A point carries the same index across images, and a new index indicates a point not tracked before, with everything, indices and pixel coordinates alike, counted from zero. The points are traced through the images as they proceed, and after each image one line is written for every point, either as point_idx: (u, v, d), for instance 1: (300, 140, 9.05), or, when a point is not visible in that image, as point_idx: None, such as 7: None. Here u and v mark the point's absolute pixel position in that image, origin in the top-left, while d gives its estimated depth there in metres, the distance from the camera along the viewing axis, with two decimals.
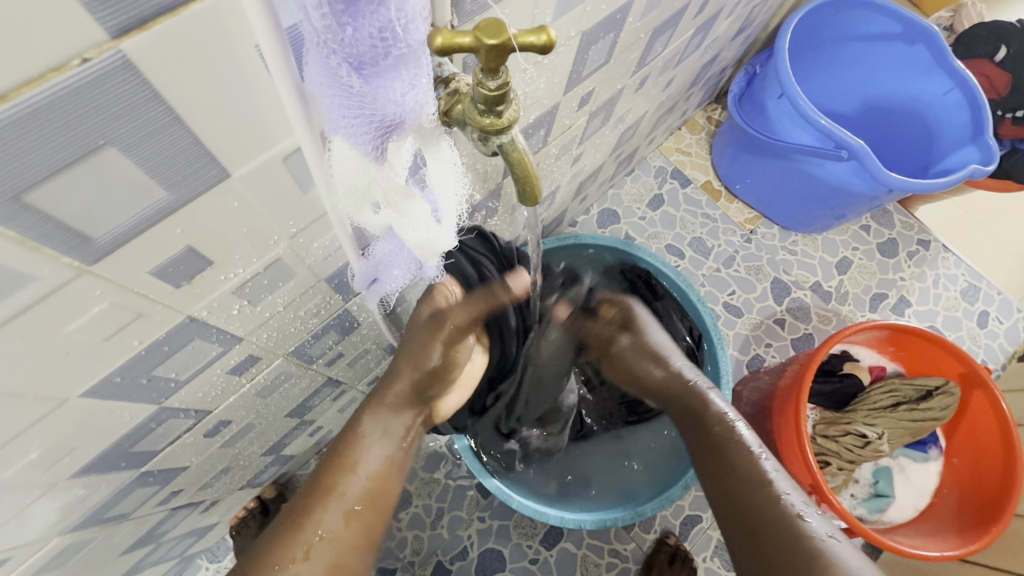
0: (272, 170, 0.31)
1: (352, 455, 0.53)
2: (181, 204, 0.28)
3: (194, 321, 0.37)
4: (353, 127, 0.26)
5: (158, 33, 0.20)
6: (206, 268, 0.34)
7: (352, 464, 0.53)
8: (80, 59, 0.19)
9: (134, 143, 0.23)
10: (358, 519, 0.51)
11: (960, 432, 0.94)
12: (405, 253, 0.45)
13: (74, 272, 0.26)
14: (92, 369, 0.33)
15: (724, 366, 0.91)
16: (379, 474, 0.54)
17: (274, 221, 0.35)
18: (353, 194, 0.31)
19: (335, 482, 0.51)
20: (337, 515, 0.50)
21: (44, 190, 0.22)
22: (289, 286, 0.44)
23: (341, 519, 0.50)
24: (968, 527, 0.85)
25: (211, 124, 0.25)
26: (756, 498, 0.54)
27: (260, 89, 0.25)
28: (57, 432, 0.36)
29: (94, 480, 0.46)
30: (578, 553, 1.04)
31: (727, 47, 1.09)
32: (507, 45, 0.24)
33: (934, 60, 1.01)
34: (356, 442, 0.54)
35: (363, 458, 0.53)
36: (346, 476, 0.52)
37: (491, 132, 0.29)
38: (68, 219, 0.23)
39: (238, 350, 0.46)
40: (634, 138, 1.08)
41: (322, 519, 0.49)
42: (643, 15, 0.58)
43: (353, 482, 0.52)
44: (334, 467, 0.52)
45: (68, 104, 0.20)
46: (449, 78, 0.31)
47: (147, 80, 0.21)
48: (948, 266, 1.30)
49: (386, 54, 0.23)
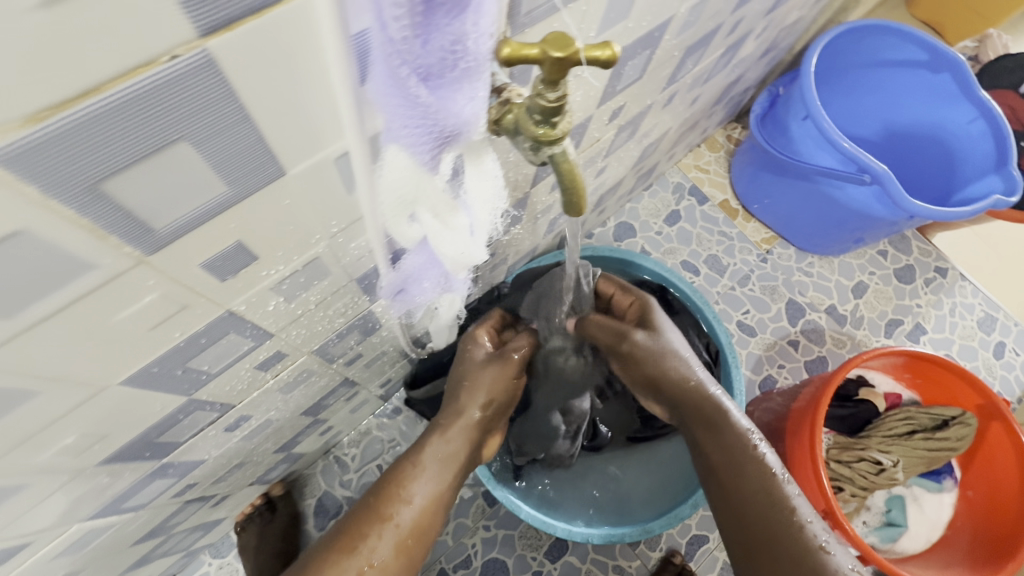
0: (323, 170, 0.31)
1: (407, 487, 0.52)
2: (238, 199, 0.28)
3: (233, 315, 0.38)
4: (413, 136, 0.26)
5: (240, 33, 0.20)
6: (251, 263, 0.34)
7: (406, 495, 0.51)
8: (169, 56, 0.19)
9: (204, 139, 0.24)
10: (407, 551, 0.49)
11: (975, 465, 0.93)
12: (434, 267, 0.44)
13: (133, 262, 0.26)
14: (133, 360, 0.33)
15: (738, 387, 0.91)
16: (429, 507, 0.52)
17: (317, 220, 0.35)
18: (398, 203, 0.32)
19: (391, 511, 0.50)
20: (386, 541, 0.48)
21: (117, 180, 0.22)
22: (322, 285, 0.44)
23: (392, 548, 0.48)
24: (982, 562, 0.84)
25: (274, 123, 0.25)
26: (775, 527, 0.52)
27: (322, 91, 0.25)
28: (91, 420, 0.36)
29: (119, 469, 0.46)
30: (582, 567, 1.03)
31: (752, 68, 1.09)
32: (572, 58, 0.24)
33: (959, 89, 1.01)
34: (407, 475, 0.52)
35: (416, 488, 0.52)
36: (400, 505, 0.50)
37: (544, 142, 0.29)
38: (133, 210, 0.24)
39: (268, 345, 0.47)
40: (656, 153, 1.08)
41: (375, 543, 0.48)
42: (679, 34, 0.58)
43: (407, 511, 0.50)
44: (385, 493, 0.51)
45: (149, 101, 0.20)
46: (502, 87, 0.31)
47: (223, 78, 0.21)
48: (964, 295, 1.29)
49: (453, 66, 0.24)
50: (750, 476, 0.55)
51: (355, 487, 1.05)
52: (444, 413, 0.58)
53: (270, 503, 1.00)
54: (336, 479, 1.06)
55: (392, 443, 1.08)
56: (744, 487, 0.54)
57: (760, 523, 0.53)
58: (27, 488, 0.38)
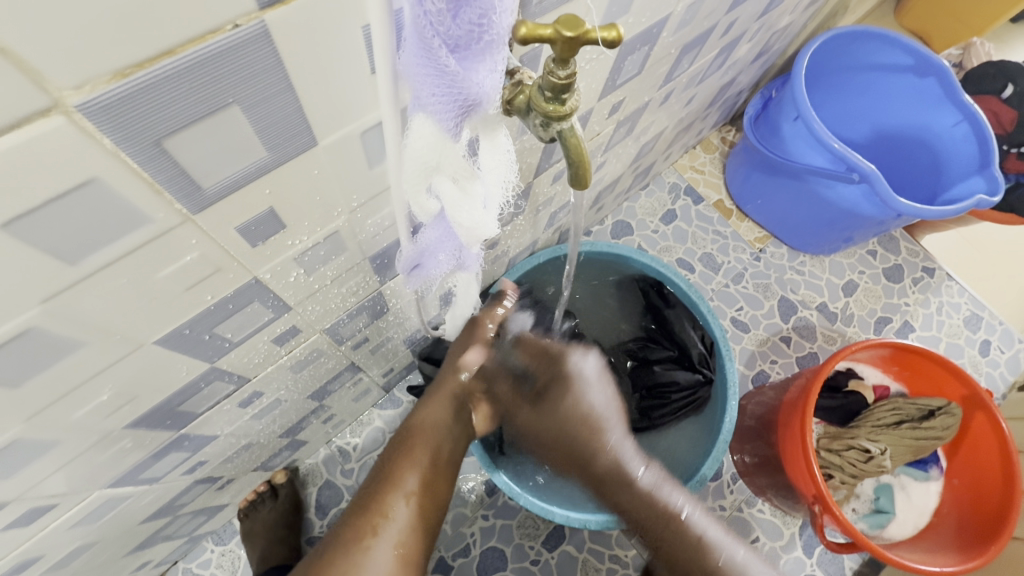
0: (351, 143, 0.34)
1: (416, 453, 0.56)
2: (275, 167, 0.31)
3: (258, 283, 0.40)
4: (440, 103, 0.30)
5: (295, 7, 0.23)
6: (279, 231, 0.37)
7: (413, 455, 0.55)
8: (233, 25, 0.22)
9: (255, 105, 0.26)
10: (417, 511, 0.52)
11: (961, 454, 0.96)
12: (450, 241, 0.47)
13: (180, 219, 0.29)
14: (167, 320, 0.36)
15: (730, 378, 0.93)
16: (436, 470, 0.56)
17: (341, 194, 0.38)
18: (420, 171, 0.34)
19: (401, 472, 0.54)
20: (402, 501, 0.51)
21: (179, 139, 0.25)
22: (339, 261, 0.47)
23: (404, 505, 0.51)
24: (967, 546, 0.87)
25: (314, 92, 0.28)
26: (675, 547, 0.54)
27: (358, 62, 0.28)
28: (124, 378, 0.38)
29: (141, 435, 0.48)
30: (578, 555, 1.05)
31: (745, 71, 1.13)
32: (581, 38, 0.27)
33: (943, 93, 1.05)
34: (410, 447, 0.56)
35: (425, 458, 0.56)
36: (409, 466, 0.54)
37: (554, 117, 0.32)
38: (189, 167, 0.26)
39: (285, 319, 0.49)
40: (652, 152, 1.12)
41: (391, 505, 0.51)
42: (675, 31, 0.62)
43: (415, 475, 0.54)
44: (394, 462, 0.55)
45: (215, 65, 0.23)
46: (515, 70, 0.35)
47: (276, 48, 0.24)
48: (951, 294, 1.33)
49: (479, 39, 0.27)
50: (672, 534, 0.54)
51: (356, 476, 1.07)
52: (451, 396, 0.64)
53: (273, 490, 1.01)
54: (338, 468, 1.08)
55: (394, 433, 1.10)
56: (673, 553, 0.54)
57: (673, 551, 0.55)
58: (60, 445, 0.40)
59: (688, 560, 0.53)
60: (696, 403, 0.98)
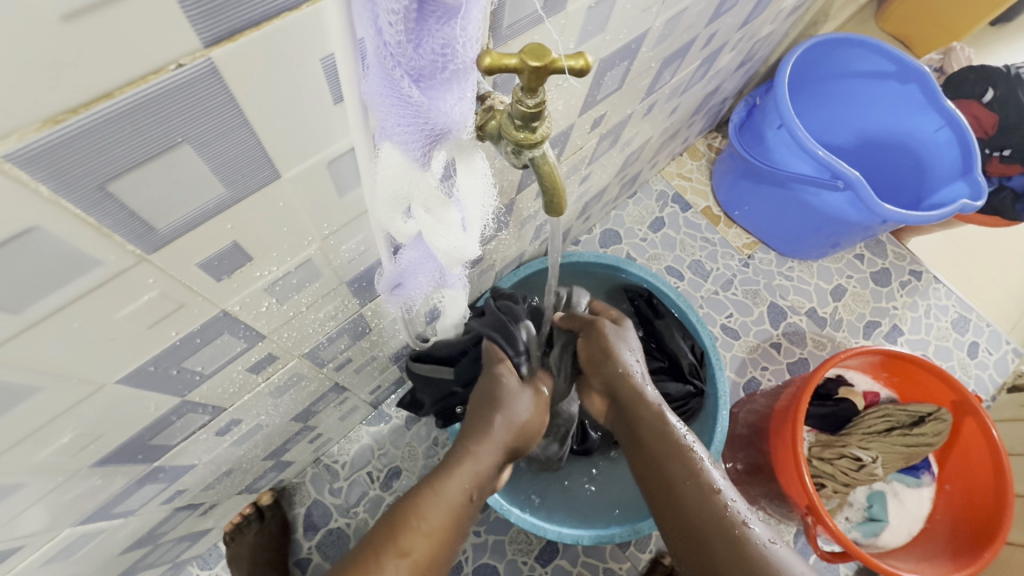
0: (317, 173, 0.33)
1: (429, 519, 0.51)
2: (235, 201, 0.30)
3: (227, 315, 0.39)
4: (405, 134, 0.28)
5: (242, 43, 0.22)
6: (246, 263, 0.35)
7: (424, 528, 0.51)
8: (176, 64, 0.21)
9: (207, 141, 0.25)
10: None
11: (952, 459, 0.96)
12: (429, 262, 0.45)
13: (134, 260, 0.28)
14: (129, 358, 0.35)
15: (721, 388, 0.93)
16: (449, 540, 0.52)
17: (310, 223, 0.37)
18: (392, 197, 0.33)
19: (410, 546, 0.50)
20: (400, 573, 0.48)
21: (124, 182, 0.24)
22: (313, 287, 0.46)
23: None
24: (961, 552, 0.86)
25: (272, 125, 0.27)
26: (699, 516, 0.55)
27: (317, 93, 0.27)
28: (87, 418, 0.37)
29: (111, 471, 0.47)
30: (572, 570, 1.03)
31: (729, 79, 1.13)
32: (548, 68, 0.27)
33: (925, 99, 1.06)
34: (418, 513, 0.51)
35: (437, 522, 0.52)
36: (417, 537, 0.50)
37: (525, 145, 0.31)
38: (138, 209, 0.25)
39: (259, 348, 0.48)
40: (638, 161, 1.11)
41: (388, 573, 0.48)
42: (655, 45, 0.61)
43: (425, 544, 0.50)
44: (401, 524, 0.51)
45: (157, 105, 0.22)
46: (485, 95, 0.33)
47: (226, 84, 0.23)
48: (939, 297, 1.34)
49: (443, 69, 0.26)
50: (684, 479, 0.57)
51: (344, 495, 1.05)
52: (473, 437, 0.58)
53: (260, 513, 0.99)
54: (326, 488, 1.06)
55: (383, 451, 1.08)
56: (685, 501, 0.56)
57: (698, 531, 0.55)
58: (23, 487, 0.39)
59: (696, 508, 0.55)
60: (688, 414, 0.97)
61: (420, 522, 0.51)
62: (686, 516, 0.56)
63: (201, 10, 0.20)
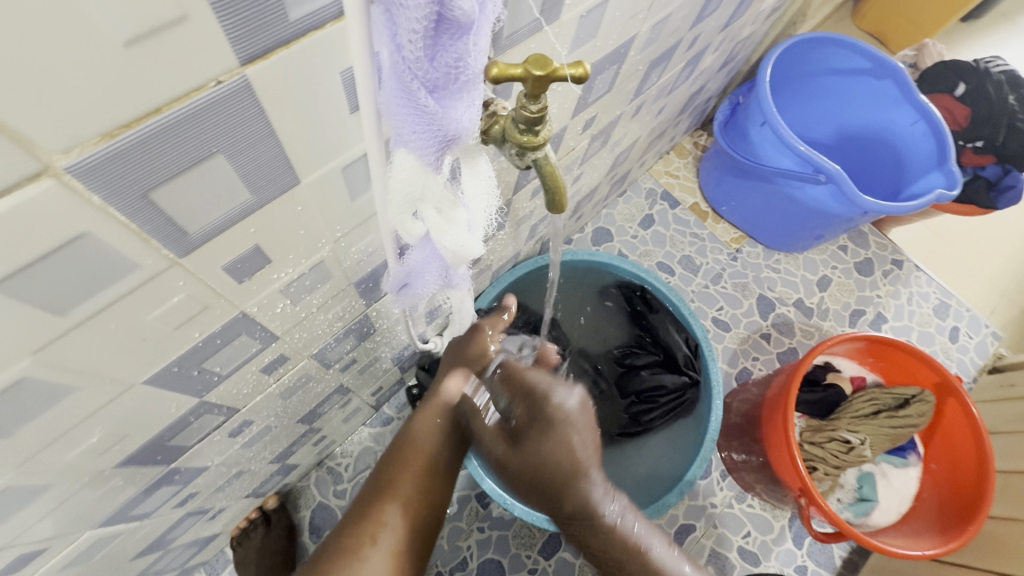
0: (333, 178, 0.35)
1: (417, 456, 0.51)
2: (258, 207, 0.32)
3: (246, 317, 0.41)
4: (419, 141, 0.30)
5: (273, 60, 0.24)
6: (265, 266, 0.37)
7: (414, 466, 0.50)
8: (216, 81, 0.23)
9: (238, 152, 0.27)
10: (420, 525, 0.48)
11: (937, 439, 1.00)
12: (435, 262, 0.47)
13: (167, 264, 0.30)
14: (156, 359, 0.36)
15: (714, 378, 0.95)
16: (442, 480, 0.51)
17: (324, 226, 0.39)
18: (404, 200, 0.35)
19: (400, 480, 0.48)
20: (398, 518, 0.46)
21: (164, 191, 0.25)
22: (324, 289, 0.48)
23: (406, 521, 0.47)
24: (947, 527, 0.90)
25: (295, 134, 0.29)
26: None
27: (336, 104, 0.29)
28: (114, 419, 0.39)
29: (131, 473, 0.48)
30: (575, 562, 1.05)
31: (713, 79, 1.17)
32: (550, 76, 0.29)
33: (900, 94, 1.10)
34: (405, 459, 0.50)
35: (426, 459, 0.51)
36: (408, 476, 0.49)
37: (528, 148, 0.34)
38: (175, 216, 0.27)
39: (273, 348, 0.49)
40: (628, 161, 1.14)
41: (387, 515, 0.46)
42: (642, 49, 0.64)
43: (417, 481, 0.49)
44: (390, 469, 0.49)
45: (198, 118, 0.24)
46: (489, 102, 0.36)
47: (257, 98, 0.25)
48: (920, 284, 1.38)
49: (456, 79, 0.28)
50: None
51: (349, 496, 1.06)
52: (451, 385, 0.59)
53: (265, 517, 1.00)
54: (330, 490, 1.07)
55: (386, 451, 1.10)
56: None
57: None
58: (52, 489, 0.40)
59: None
60: (683, 405, 1.00)
61: (410, 463, 0.50)
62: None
63: (241, 33, 0.22)
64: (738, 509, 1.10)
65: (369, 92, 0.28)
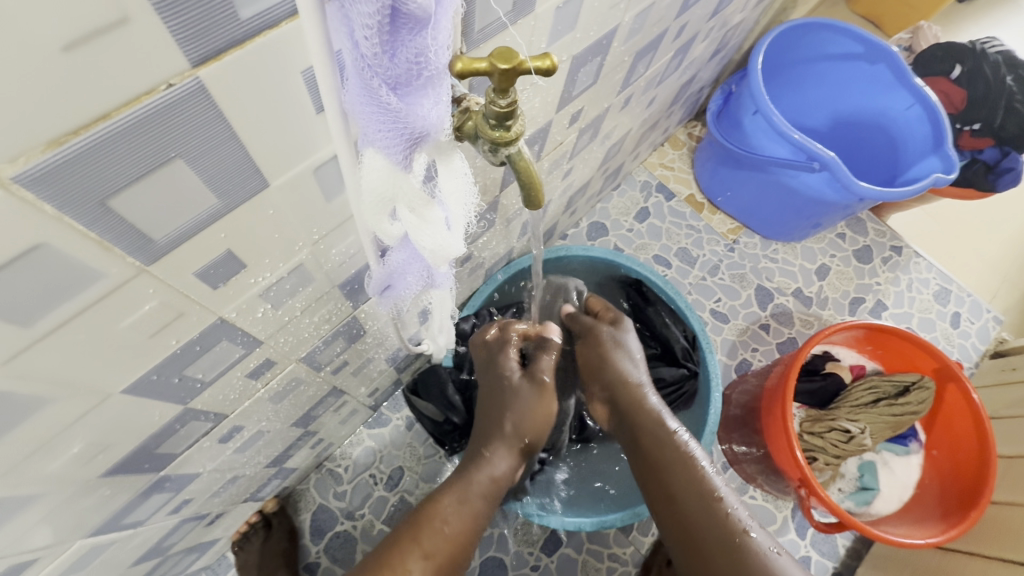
0: (305, 180, 0.34)
1: (441, 512, 0.55)
2: (227, 211, 0.31)
3: (224, 322, 0.40)
4: (386, 140, 0.30)
5: (227, 61, 0.24)
6: (240, 270, 0.37)
7: (440, 522, 0.54)
8: (167, 84, 0.22)
9: (198, 156, 0.27)
10: (439, 570, 0.52)
11: (937, 426, 0.99)
12: (417, 262, 0.47)
13: (135, 271, 0.29)
14: (133, 367, 0.36)
15: (713, 370, 0.94)
16: (462, 532, 0.55)
17: (300, 229, 0.38)
18: (377, 200, 0.35)
19: (425, 535, 0.53)
20: (421, 571, 0.51)
21: (123, 198, 0.25)
22: (307, 292, 0.47)
23: (424, 569, 0.51)
24: (949, 514, 0.89)
25: (258, 137, 0.29)
26: (699, 518, 0.56)
27: (299, 104, 0.29)
28: (96, 429, 0.38)
29: (119, 482, 0.48)
30: (578, 557, 1.05)
31: (704, 68, 1.15)
32: (517, 69, 0.28)
33: (895, 78, 1.09)
34: (434, 517, 0.54)
35: (450, 514, 0.55)
36: (433, 531, 0.53)
37: (501, 144, 0.33)
38: (136, 223, 0.27)
39: (258, 353, 0.49)
40: (620, 154, 1.13)
41: (409, 565, 0.50)
42: (626, 40, 0.63)
43: (440, 536, 0.53)
44: (420, 524, 0.54)
45: (152, 122, 0.23)
46: (461, 97, 0.35)
47: (213, 101, 0.25)
48: (920, 270, 1.37)
49: (418, 76, 0.27)
50: (683, 478, 0.58)
51: (349, 498, 1.06)
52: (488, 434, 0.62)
53: (267, 520, 0.99)
54: (330, 492, 1.07)
55: (385, 452, 1.09)
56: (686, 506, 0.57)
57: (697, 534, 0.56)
58: (37, 500, 0.40)
59: (703, 518, 0.56)
60: (682, 398, 0.99)
61: (438, 519, 0.54)
62: (688, 520, 0.57)
63: (187, 33, 0.22)
64: (740, 501, 1.09)
65: (332, 92, 0.28)
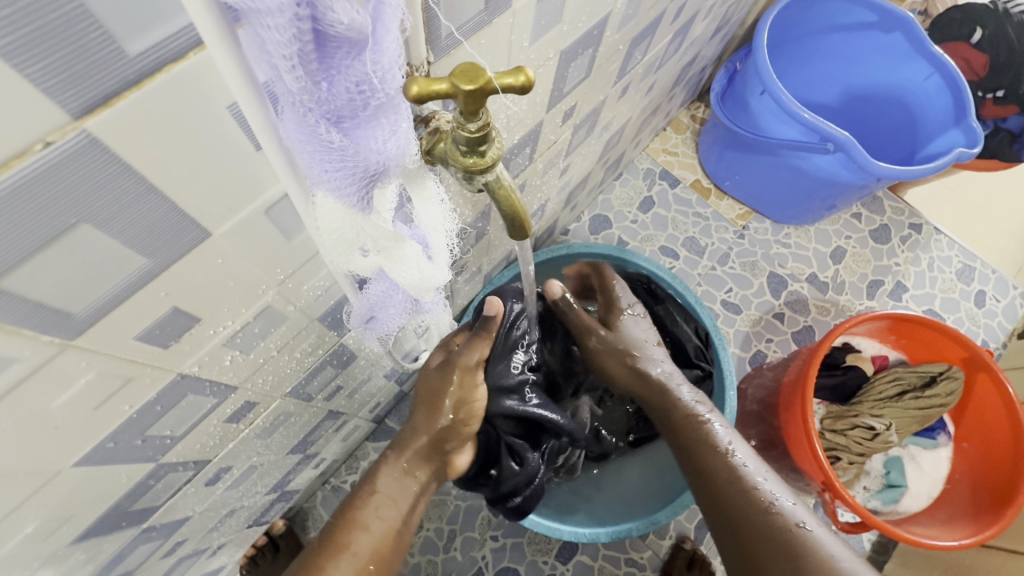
0: (254, 224, 0.30)
1: (357, 518, 0.52)
2: (163, 268, 0.27)
3: (186, 377, 0.36)
4: (335, 180, 0.26)
5: (122, 108, 0.19)
6: (193, 325, 0.33)
7: (361, 523, 0.52)
8: (43, 143, 0.18)
9: (110, 216, 0.23)
10: None
11: (967, 417, 0.94)
12: (399, 293, 0.43)
13: (56, 349, 0.25)
14: (81, 439, 0.32)
15: (727, 368, 0.89)
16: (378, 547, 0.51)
17: (260, 271, 0.34)
18: (340, 243, 0.30)
19: (347, 538, 0.50)
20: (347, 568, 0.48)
21: (18, 276, 0.21)
22: (281, 331, 0.43)
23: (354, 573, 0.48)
24: (981, 512, 0.84)
25: (186, 186, 0.24)
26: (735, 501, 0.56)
27: (236, 143, 0.25)
28: (51, 503, 0.35)
29: (94, 544, 0.45)
30: (594, 565, 1.02)
31: (706, 47, 1.09)
32: (484, 88, 0.24)
33: (910, 47, 1.01)
34: (360, 499, 0.54)
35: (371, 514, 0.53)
36: (357, 531, 0.51)
37: (475, 171, 0.28)
38: (45, 298, 0.23)
39: (233, 398, 0.45)
40: (620, 143, 1.07)
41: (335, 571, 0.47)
42: (620, 28, 0.58)
43: (364, 537, 0.51)
44: (341, 523, 0.52)
45: (32, 188, 0.19)
46: (429, 117, 0.30)
47: (114, 155, 0.20)
48: (941, 248, 1.30)
49: (364, 106, 0.23)
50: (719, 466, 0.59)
51: None
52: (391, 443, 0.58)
53: (274, 542, 0.98)
54: None
55: None
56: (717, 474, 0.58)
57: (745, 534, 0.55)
58: None
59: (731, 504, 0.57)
60: None
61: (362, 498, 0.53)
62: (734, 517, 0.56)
63: (60, 80, 0.17)
64: None
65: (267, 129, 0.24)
